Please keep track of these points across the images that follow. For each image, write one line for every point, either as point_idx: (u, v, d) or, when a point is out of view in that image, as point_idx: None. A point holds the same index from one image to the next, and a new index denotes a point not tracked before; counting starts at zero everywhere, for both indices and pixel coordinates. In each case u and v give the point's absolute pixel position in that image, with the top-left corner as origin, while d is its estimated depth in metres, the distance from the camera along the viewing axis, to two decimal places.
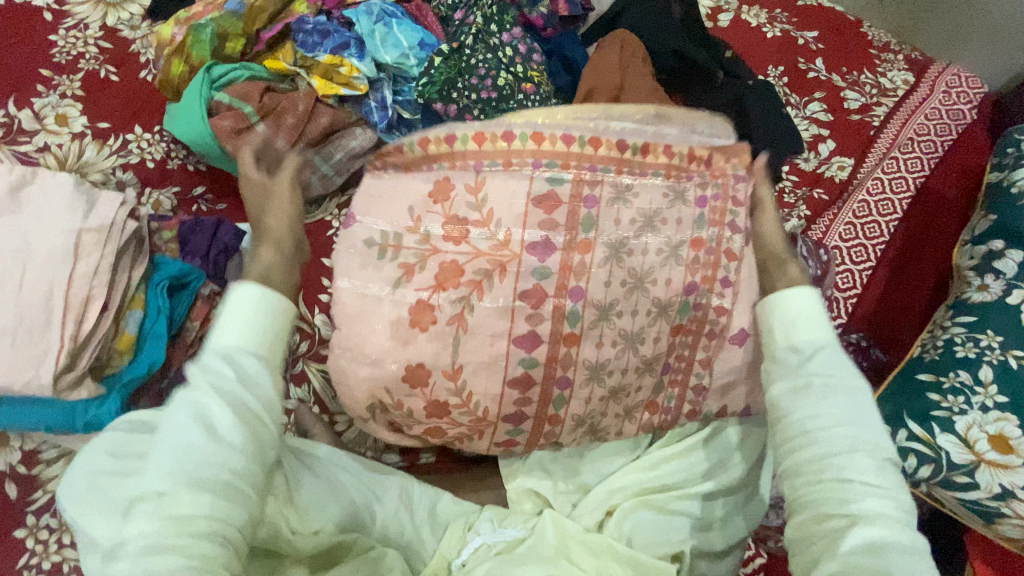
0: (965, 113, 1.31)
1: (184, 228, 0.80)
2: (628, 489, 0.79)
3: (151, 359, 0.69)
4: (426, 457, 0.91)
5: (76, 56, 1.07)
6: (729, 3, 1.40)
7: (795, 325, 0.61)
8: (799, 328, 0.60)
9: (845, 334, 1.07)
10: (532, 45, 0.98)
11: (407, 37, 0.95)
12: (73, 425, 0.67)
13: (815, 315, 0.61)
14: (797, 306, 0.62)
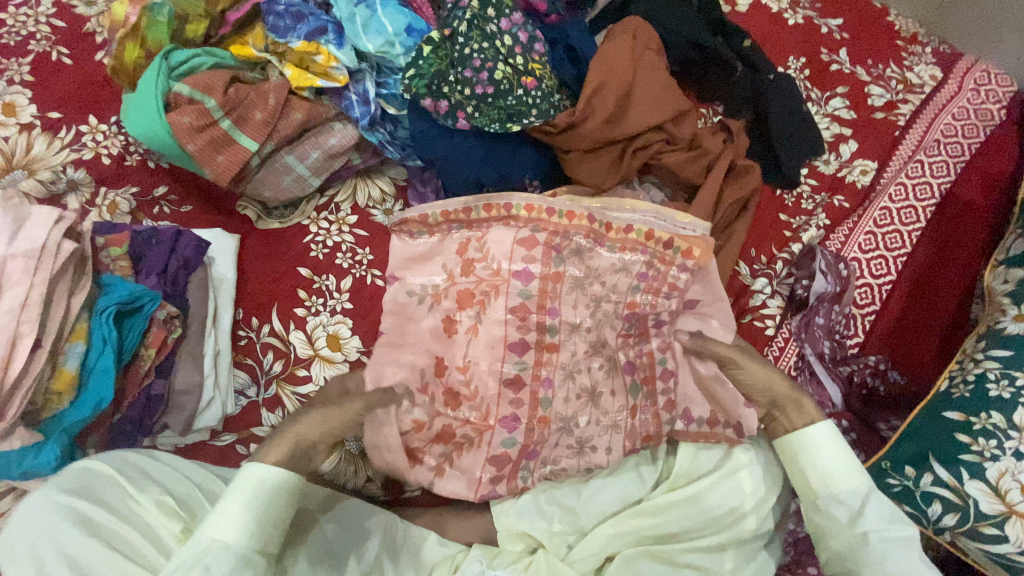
0: (996, 114, 1.16)
1: (137, 242, 0.72)
2: (630, 535, 0.73)
3: (97, 397, 0.61)
4: (410, 488, 0.84)
5: (24, 35, 0.96)
6: None
7: (813, 457, 0.67)
8: (823, 463, 0.66)
9: (862, 356, 1.00)
10: (535, 33, 0.87)
11: (393, 22, 0.84)
12: (10, 473, 0.60)
13: (835, 453, 0.67)
14: (817, 442, 0.67)
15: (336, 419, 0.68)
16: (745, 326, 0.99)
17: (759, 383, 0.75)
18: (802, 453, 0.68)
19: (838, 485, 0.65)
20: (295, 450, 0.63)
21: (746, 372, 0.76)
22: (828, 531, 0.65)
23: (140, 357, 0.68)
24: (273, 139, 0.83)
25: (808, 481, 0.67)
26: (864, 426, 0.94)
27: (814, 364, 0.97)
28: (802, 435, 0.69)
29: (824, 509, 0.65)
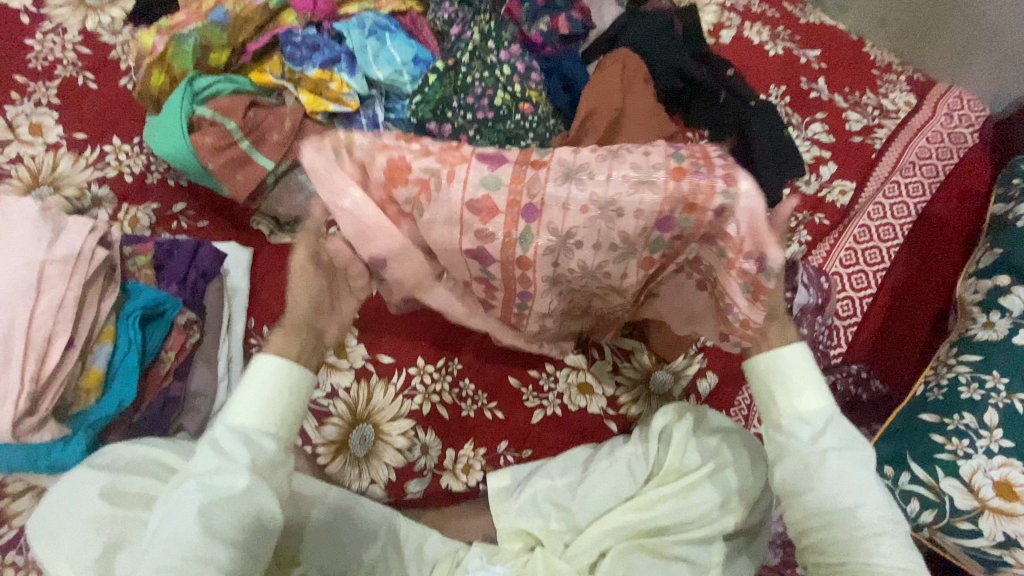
0: (969, 137, 1.23)
1: (159, 253, 0.77)
2: (624, 531, 0.77)
3: (120, 396, 0.65)
4: (412, 491, 0.86)
5: (53, 61, 1.02)
6: (732, 18, 1.34)
7: (782, 380, 0.59)
8: (794, 385, 0.59)
9: (845, 365, 1.04)
10: (531, 63, 0.94)
11: (401, 52, 0.91)
12: (36, 468, 0.62)
13: (805, 379, 0.59)
14: (793, 364, 0.59)
15: (305, 291, 0.63)
16: None
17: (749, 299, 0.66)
18: (773, 374, 0.60)
19: (804, 405, 0.58)
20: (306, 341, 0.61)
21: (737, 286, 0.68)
22: (781, 451, 0.59)
23: (160, 360, 0.72)
24: (288, 159, 0.88)
25: (773, 400, 0.60)
26: None
27: None
28: (776, 355, 0.60)
29: (787, 431, 0.59)
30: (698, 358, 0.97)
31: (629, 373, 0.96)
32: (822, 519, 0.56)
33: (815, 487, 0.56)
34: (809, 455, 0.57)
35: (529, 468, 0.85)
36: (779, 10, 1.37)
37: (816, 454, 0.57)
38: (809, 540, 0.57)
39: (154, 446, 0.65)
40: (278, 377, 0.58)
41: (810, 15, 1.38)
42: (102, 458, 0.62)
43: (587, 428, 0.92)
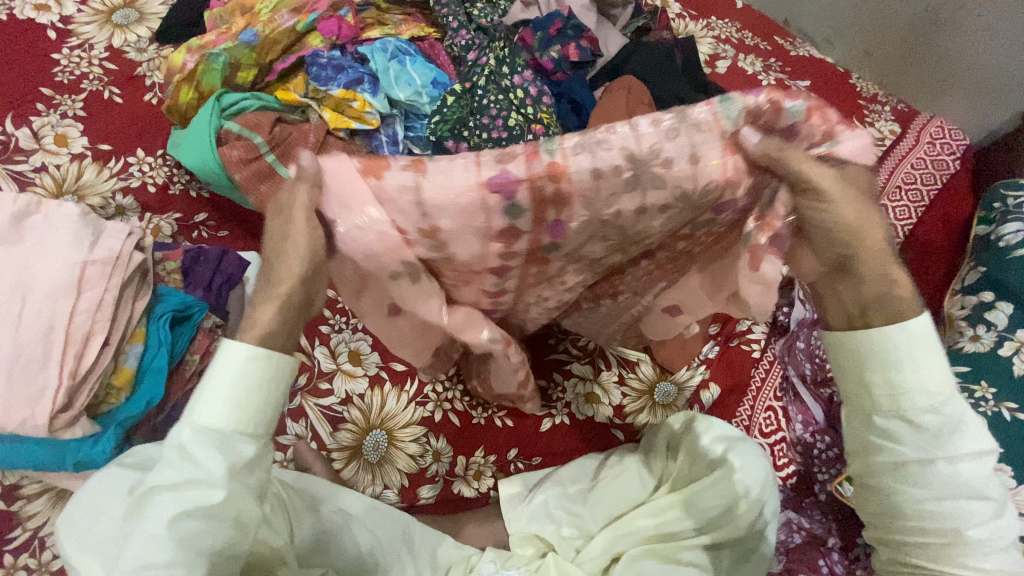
0: (951, 164, 1.30)
1: (186, 259, 0.80)
2: (634, 536, 0.80)
3: (150, 395, 0.67)
4: (425, 496, 0.88)
5: (79, 75, 1.06)
6: (726, 50, 1.41)
7: (887, 368, 0.49)
8: (900, 376, 0.49)
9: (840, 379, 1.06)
10: (542, 88, 0.98)
11: (421, 75, 0.97)
12: (62, 464, 0.64)
13: (915, 366, 0.49)
14: (902, 346, 0.49)
15: (296, 252, 0.48)
16: (734, 350, 1.06)
17: (845, 236, 0.49)
18: (874, 357, 0.50)
19: (911, 401, 0.49)
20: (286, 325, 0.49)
21: (828, 211, 0.49)
22: (871, 451, 0.52)
23: (185, 363, 0.74)
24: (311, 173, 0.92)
25: (870, 395, 0.50)
26: None
27: (797, 384, 1.05)
28: (886, 333, 0.49)
29: (884, 427, 0.50)
30: (700, 370, 1.02)
31: (635, 385, 0.99)
32: (910, 522, 0.51)
33: (909, 490, 0.50)
34: (907, 459, 0.49)
35: (539, 474, 0.88)
36: (771, 43, 1.45)
37: (917, 458, 0.49)
38: (898, 537, 0.52)
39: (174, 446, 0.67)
40: (258, 367, 0.46)
41: (800, 49, 1.46)
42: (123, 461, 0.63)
43: (593, 436, 0.95)
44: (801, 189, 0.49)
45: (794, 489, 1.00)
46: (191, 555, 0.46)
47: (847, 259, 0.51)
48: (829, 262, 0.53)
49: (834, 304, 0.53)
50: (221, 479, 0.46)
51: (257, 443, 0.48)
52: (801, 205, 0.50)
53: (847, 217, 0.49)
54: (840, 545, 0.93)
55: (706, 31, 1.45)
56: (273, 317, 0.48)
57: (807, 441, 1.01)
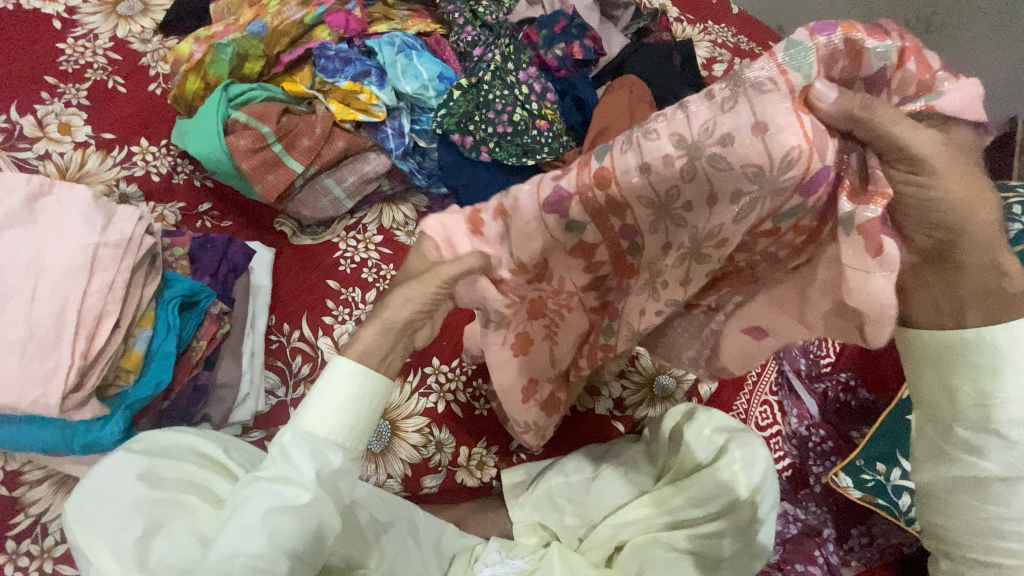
0: None
1: (194, 246, 0.80)
2: (637, 525, 0.81)
3: (158, 378, 0.67)
4: (428, 486, 0.89)
5: (82, 65, 1.06)
6: (723, 54, 1.44)
7: (985, 376, 0.47)
8: (992, 388, 0.47)
9: (834, 373, 1.08)
10: (546, 84, 1.00)
11: (428, 69, 0.98)
12: (72, 447, 0.65)
13: (1017, 375, 0.47)
14: (1005, 351, 0.46)
15: (417, 294, 0.53)
16: None
17: (955, 217, 0.43)
18: (968, 366, 0.48)
19: (1006, 413, 0.47)
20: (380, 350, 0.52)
21: (931, 189, 0.42)
22: (947, 461, 0.51)
23: (192, 348, 0.75)
24: (317, 163, 0.93)
25: (955, 406, 0.49)
26: (839, 435, 1.02)
27: (793, 379, 1.06)
28: (982, 336, 0.47)
29: (969, 441, 0.49)
30: None
31: (634, 377, 1.00)
32: (981, 539, 0.52)
33: (989, 508, 0.50)
34: (991, 474, 0.49)
35: (541, 464, 0.90)
36: (766, 48, 1.48)
37: (1007, 475, 0.48)
38: (963, 553, 0.53)
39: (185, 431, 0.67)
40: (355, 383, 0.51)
41: None
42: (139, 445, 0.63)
43: (594, 429, 0.97)
44: (899, 161, 0.41)
45: (790, 481, 1.01)
46: (273, 549, 0.50)
47: (948, 246, 0.45)
48: (924, 250, 0.46)
49: (921, 295, 0.48)
50: (309, 483, 0.50)
51: (346, 456, 0.51)
52: (893, 179, 0.43)
53: (957, 194, 0.42)
54: (835, 536, 0.96)
55: (704, 35, 1.47)
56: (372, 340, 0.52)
57: (801, 434, 1.03)
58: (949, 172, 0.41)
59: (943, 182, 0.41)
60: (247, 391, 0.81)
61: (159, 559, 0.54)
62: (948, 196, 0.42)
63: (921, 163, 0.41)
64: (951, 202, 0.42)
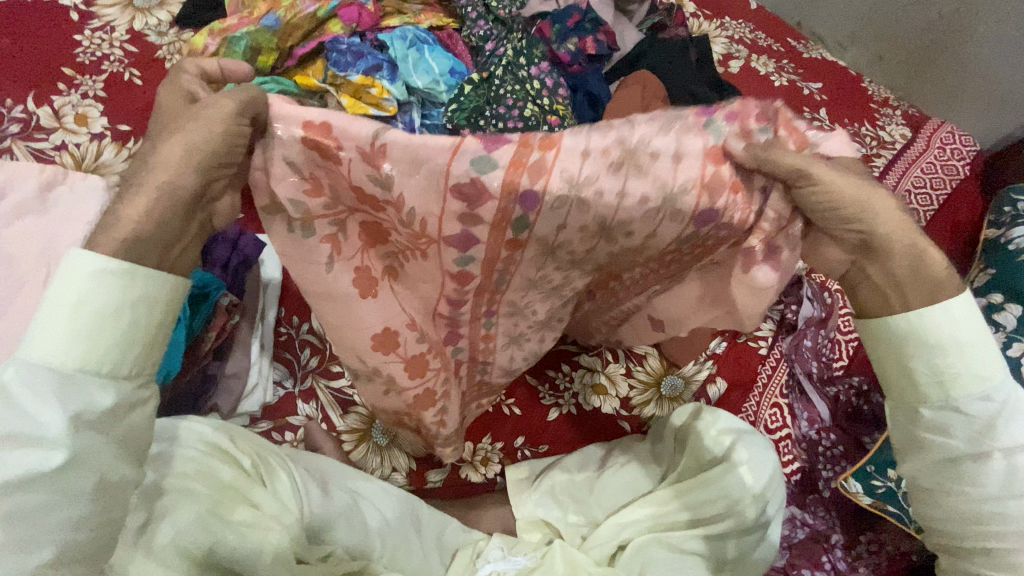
0: (960, 169, 1.30)
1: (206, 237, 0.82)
2: (640, 524, 0.80)
3: (167, 367, 0.69)
4: (432, 481, 0.89)
5: (99, 57, 1.07)
6: (739, 50, 1.42)
7: (936, 355, 0.51)
8: (949, 364, 0.50)
9: (846, 377, 1.07)
10: (558, 79, 1.00)
11: (439, 63, 0.98)
12: None
13: (964, 353, 0.50)
14: (955, 335, 0.50)
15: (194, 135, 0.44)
16: (740, 346, 1.06)
17: (859, 212, 0.49)
18: (924, 350, 0.51)
19: (962, 390, 0.50)
20: (168, 238, 0.45)
21: (824, 194, 0.48)
22: (919, 446, 0.53)
23: (202, 339, 0.76)
24: None
25: (919, 386, 0.52)
26: (851, 441, 1.00)
27: (804, 382, 1.05)
28: (921, 317, 0.51)
29: (936, 420, 0.52)
30: (706, 365, 1.03)
31: (642, 377, 1.00)
32: (967, 525, 0.52)
33: (965, 488, 0.51)
34: (961, 454, 0.51)
35: (546, 462, 0.90)
36: (784, 45, 1.46)
37: (968, 452, 0.51)
38: (955, 541, 0.53)
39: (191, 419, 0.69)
40: (99, 298, 0.42)
41: (812, 51, 1.46)
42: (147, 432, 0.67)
43: (602, 427, 0.96)
44: (796, 179, 0.48)
45: (798, 486, 1.00)
46: (36, 535, 0.40)
47: (867, 243, 0.51)
48: (852, 246, 0.52)
49: (867, 285, 0.54)
50: (61, 437, 0.40)
51: (120, 392, 0.44)
52: (800, 195, 0.49)
53: (849, 193, 0.48)
54: (843, 542, 0.95)
55: (720, 30, 1.45)
56: (156, 218, 0.44)
57: (812, 440, 1.01)
58: (833, 177, 0.48)
59: (831, 188, 0.48)
60: (255, 384, 0.83)
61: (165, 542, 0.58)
62: (843, 196, 0.48)
63: (812, 173, 0.48)
64: (851, 202, 0.49)
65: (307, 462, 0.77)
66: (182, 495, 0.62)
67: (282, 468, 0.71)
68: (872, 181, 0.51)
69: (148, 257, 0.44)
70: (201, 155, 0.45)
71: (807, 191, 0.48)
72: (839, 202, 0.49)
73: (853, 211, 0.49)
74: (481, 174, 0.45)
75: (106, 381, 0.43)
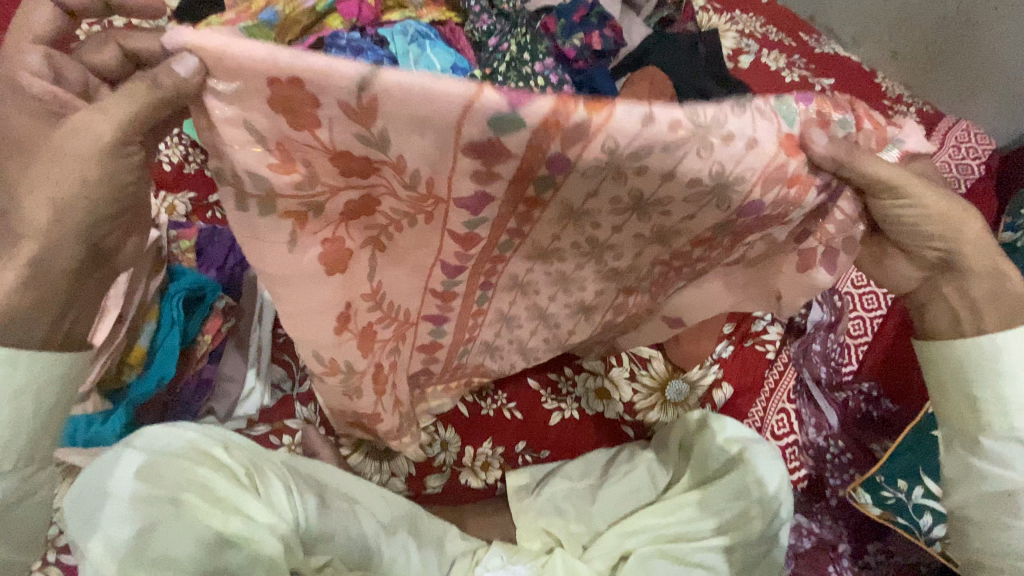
0: (976, 168, 1.27)
1: (201, 238, 0.80)
2: (643, 535, 0.80)
3: (160, 374, 0.68)
4: (432, 486, 0.87)
5: None
6: (750, 45, 1.38)
7: (1000, 384, 0.53)
8: (1009, 397, 0.53)
9: (855, 383, 1.05)
10: (564, 76, 0.98)
11: (441, 59, 0.94)
12: (73, 441, 0.66)
13: (1015, 383, 0.52)
14: (1012, 365, 0.53)
15: (68, 194, 0.42)
16: (748, 350, 1.04)
17: (948, 234, 0.51)
18: (986, 375, 0.53)
19: (1022, 421, 0.52)
20: (60, 308, 0.46)
21: (912, 207, 0.49)
22: (976, 476, 0.55)
23: (197, 343, 0.75)
24: None
25: (975, 411, 0.55)
26: (859, 447, 0.98)
27: (812, 388, 1.02)
28: (992, 342, 0.53)
29: (984, 451, 0.55)
30: (712, 369, 1.01)
31: (646, 381, 0.98)
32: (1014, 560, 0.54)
33: (1016, 523, 0.53)
34: (1015, 488, 0.53)
35: (547, 468, 0.88)
36: (796, 39, 1.42)
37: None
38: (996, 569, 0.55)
39: (184, 428, 0.67)
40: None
41: (825, 45, 1.42)
42: (140, 440, 0.64)
43: (605, 432, 0.94)
44: (881, 193, 0.49)
45: (804, 493, 0.98)
46: None
47: (948, 262, 0.53)
48: (933, 262, 0.54)
49: (940, 304, 0.57)
50: None
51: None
52: (881, 206, 0.50)
53: (943, 210, 0.50)
54: (850, 552, 0.93)
55: (731, 24, 1.41)
56: (36, 292, 0.44)
57: (822, 447, 0.99)
58: (937, 197, 0.49)
59: (920, 204, 0.49)
60: (252, 387, 0.81)
61: (156, 557, 0.57)
62: (934, 213, 0.50)
63: (904, 183, 0.48)
64: (943, 222, 0.50)
65: (304, 468, 0.75)
66: (171, 508, 0.60)
67: (276, 477, 0.69)
68: (965, 201, 0.52)
69: (35, 328, 0.45)
70: (82, 224, 0.43)
71: (905, 211, 0.50)
72: (921, 222, 0.50)
73: (939, 232, 0.51)
74: (504, 137, 0.39)
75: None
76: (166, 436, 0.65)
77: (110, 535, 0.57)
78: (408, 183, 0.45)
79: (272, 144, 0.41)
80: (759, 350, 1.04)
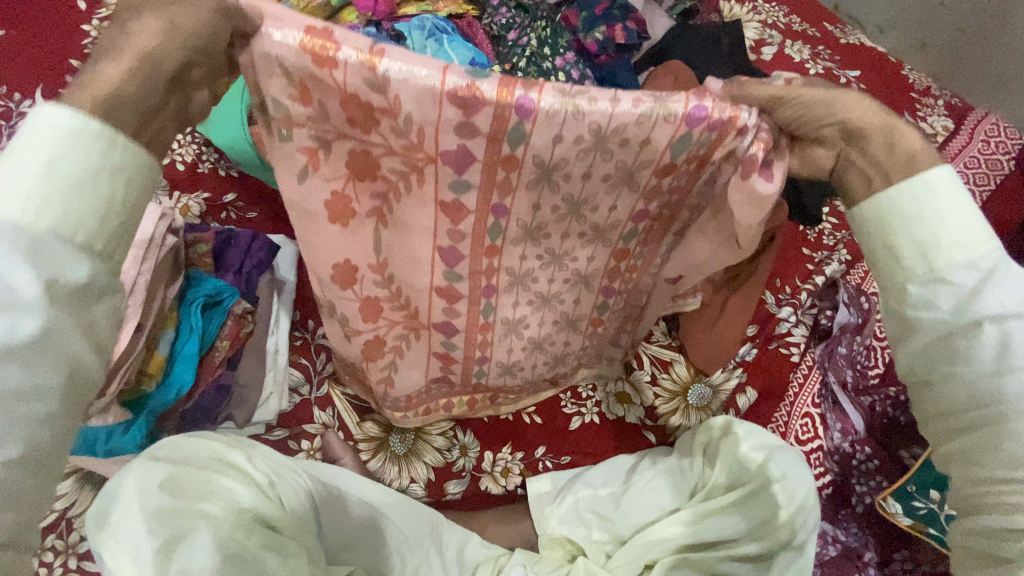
0: (1006, 164, 1.23)
1: (218, 241, 0.78)
2: (667, 544, 0.78)
3: (179, 381, 0.66)
4: (451, 492, 0.86)
5: None
6: (773, 36, 1.34)
7: (913, 226, 0.44)
8: (932, 228, 0.44)
9: (883, 387, 1.03)
10: (585, 70, 0.94)
11: (459, 54, 0.91)
12: (93, 452, 0.64)
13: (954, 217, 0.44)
14: None
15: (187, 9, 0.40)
16: (772, 353, 1.02)
17: (825, 109, 0.46)
18: (907, 222, 0.45)
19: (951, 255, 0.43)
20: (149, 107, 0.39)
21: (783, 102, 0.46)
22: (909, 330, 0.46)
23: (215, 349, 0.73)
24: None
25: (896, 257, 0.45)
26: (886, 455, 0.96)
27: (838, 392, 1.00)
28: (906, 193, 0.44)
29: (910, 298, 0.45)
30: (736, 374, 1.00)
31: (668, 385, 0.96)
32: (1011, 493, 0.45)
33: (959, 370, 0.44)
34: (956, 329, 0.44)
35: (570, 474, 0.86)
36: (821, 29, 1.37)
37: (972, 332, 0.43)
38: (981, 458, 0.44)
39: (209, 437, 0.68)
40: (76, 157, 0.36)
41: (850, 35, 1.37)
42: (162, 452, 0.63)
43: (627, 437, 0.93)
44: (765, 104, 0.47)
45: (829, 500, 0.96)
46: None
47: (842, 134, 0.47)
48: (830, 143, 0.48)
49: (852, 177, 0.48)
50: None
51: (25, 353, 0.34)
52: (774, 118, 0.48)
53: (813, 92, 0.46)
54: (876, 560, 0.91)
55: (753, 14, 1.37)
56: (137, 84, 0.38)
57: (848, 452, 0.97)
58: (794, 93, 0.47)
59: (781, 95, 0.46)
60: (270, 391, 0.80)
61: (183, 569, 0.54)
62: (799, 98, 0.46)
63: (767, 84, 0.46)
64: (813, 100, 0.46)
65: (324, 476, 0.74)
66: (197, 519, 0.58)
67: (296, 483, 0.70)
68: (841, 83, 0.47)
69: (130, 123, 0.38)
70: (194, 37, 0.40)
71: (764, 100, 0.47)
72: (803, 106, 0.46)
73: (814, 107, 0.46)
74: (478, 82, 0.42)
75: (80, 249, 0.36)
76: (188, 447, 0.65)
77: (129, 549, 0.54)
78: (401, 130, 0.46)
79: (297, 80, 0.44)
80: (782, 354, 1.03)
